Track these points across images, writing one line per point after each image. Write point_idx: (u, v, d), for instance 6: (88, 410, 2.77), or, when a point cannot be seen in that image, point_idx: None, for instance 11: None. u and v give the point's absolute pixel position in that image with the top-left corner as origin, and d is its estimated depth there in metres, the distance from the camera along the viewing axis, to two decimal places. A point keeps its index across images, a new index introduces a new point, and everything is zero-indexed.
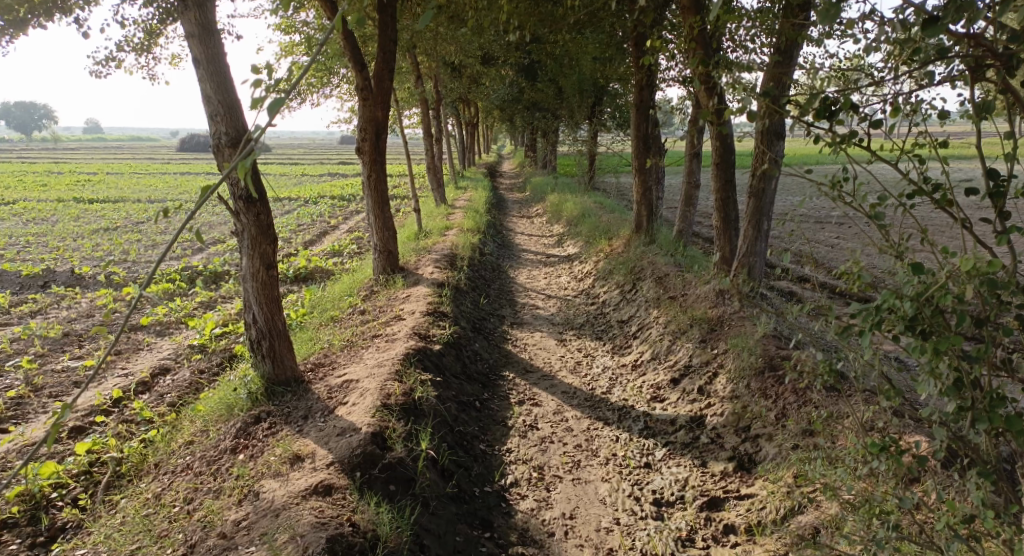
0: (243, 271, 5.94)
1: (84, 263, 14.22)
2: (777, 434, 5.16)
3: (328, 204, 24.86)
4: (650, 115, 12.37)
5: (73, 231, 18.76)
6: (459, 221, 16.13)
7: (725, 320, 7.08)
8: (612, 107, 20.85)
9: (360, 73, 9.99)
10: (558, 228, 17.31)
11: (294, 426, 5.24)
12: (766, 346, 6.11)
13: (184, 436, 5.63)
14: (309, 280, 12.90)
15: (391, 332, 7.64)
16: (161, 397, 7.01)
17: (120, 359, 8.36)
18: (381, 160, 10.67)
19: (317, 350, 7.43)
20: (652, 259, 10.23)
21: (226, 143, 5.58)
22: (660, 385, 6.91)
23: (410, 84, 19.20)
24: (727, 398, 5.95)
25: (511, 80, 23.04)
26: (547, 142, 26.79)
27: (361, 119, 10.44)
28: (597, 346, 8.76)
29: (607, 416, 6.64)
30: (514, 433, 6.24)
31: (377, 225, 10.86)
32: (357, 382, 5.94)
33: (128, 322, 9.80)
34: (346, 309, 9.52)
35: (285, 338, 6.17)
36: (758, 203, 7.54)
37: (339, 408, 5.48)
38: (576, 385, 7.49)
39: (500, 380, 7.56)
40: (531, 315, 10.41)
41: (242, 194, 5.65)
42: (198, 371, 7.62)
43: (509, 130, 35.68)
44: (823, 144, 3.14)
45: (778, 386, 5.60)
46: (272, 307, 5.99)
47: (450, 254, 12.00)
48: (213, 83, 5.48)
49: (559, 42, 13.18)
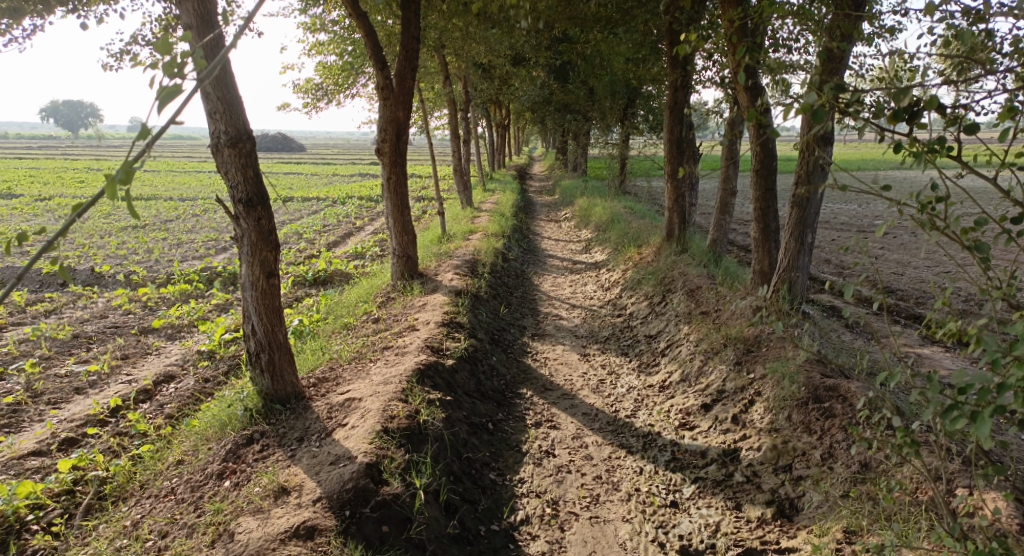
0: (242, 279, 5.58)
1: (107, 261, 14.20)
2: (824, 477, 4.57)
3: (355, 205, 24.67)
4: (684, 118, 11.80)
5: (102, 228, 18.87)
6: (485, 225, 15.70)
7: (762, 340, 6.49)
8: (645, 110, 20.20)
9: (381, 72, 9.62)
10: (586, 233, 16.76)
11: (287, 449, 4.85)
12: (810, 373, 5.51)
13: (173, 454, 5.30)
14: (328, 283, 12.61)
15: (402, 344, 7.21)
16: (160, 407, 6.73)
17: (126, 364, 8.11)
18: (401, 162, 10.28)
19: (324, 362, 7.04)
20: (684, 270, 9.62)
21: (225, 142, 5.21)
22: (690, 411, 6.34)
23: (438, 85, 18.86)
24: (765, 431, 5.36)
25: (542, 81, 22.54)
26: (578, 145, 26.16)
27: (381, 119, 10.06)
28: (622, 363, 8.20)
29: (631, 443, 6.09)
30: (528, 461, 5.74)
31: (396, 229, 10.47)
32: (360, 401, 5.52)
33: (140, 325, 9.58)
34: (360, 316, 9.13)
35: (286, 350, 5.78)
36: (802, 213, 6.93)
37: (338, 430, 5.06)
38: (599, 406, 6.95)
39: (516, 399, 7.07)
40: (554, 326, 9.88)
41: (242, 198, 5.32)
42: (202, 380, 7.30)
43: (541, 132, 35.11)
44: (900, 151, 2.59)
45: (823, 420, 5.00)
46: (272, 318, 5.61)
47: (472, 259, 11.57)
48: (213, 77, 5.09)
49: (591, 41, 12.65)
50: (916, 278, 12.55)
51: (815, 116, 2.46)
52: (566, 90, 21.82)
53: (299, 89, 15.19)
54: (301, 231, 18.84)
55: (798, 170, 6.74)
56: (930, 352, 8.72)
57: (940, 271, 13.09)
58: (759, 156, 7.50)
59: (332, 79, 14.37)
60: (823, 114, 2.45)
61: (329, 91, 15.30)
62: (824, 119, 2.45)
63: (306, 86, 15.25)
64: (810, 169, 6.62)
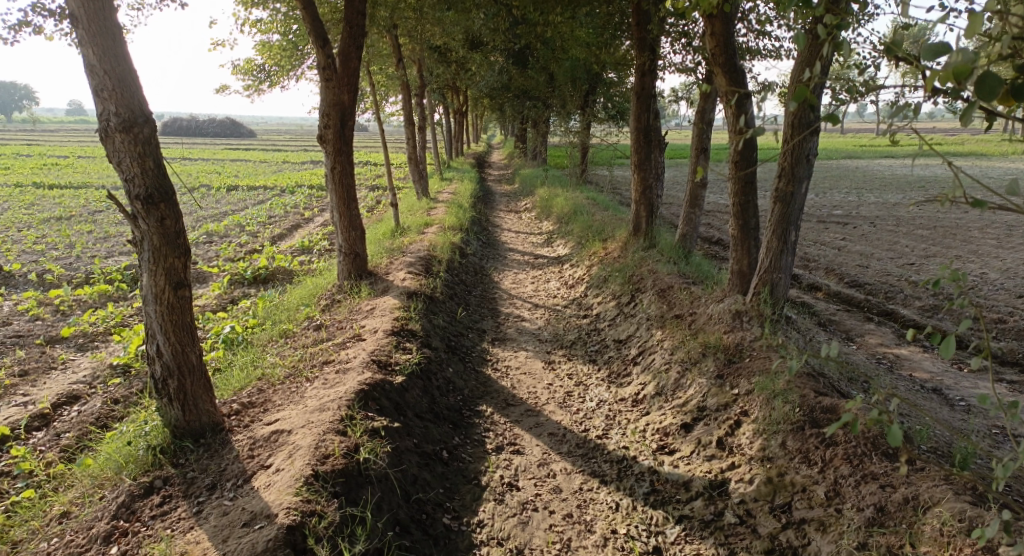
0: (144, 292, 4.63)
1: (21, 257, 12.77)
2: (833, 524, 4.03)
3: (303, 194, 23.37)
4: (651, 106, 11.12)
5: (20, 220, 17.17)
6: (441, 217, 14.82)
7: (745, 350, 5.92)
8: (606, 98, 19.52)
9: (321, 49, 8.61)
10: (547, 225, 16.05)
11: (196, 503, 4.03)
12: (803, 392, 4.94)
13: (57, 504, 4.31)
14: (270, 282, 11.54)
15: (344, 359, 6.33)
16: (56, 438, 5.68)
17: (25, 382, 6.96)
18: (346, 150, 9.32)
19: (253, 382, 6.10)
20: (653, 267, 9.00)
21: (115, 126, 4.27)
22: (668, 432, 5.69)
23: (390, 69, 17.78)
24: (757, 459, 4.76)
25: (500, 66, 21.60)
26: (538, 134, 25.35)
27: (323, 103, 9.03)
28: (591, 372, 7.51)
29: (604, 470, 5.42)
30: (489, 497, 5.02)
31: (342, 223, 9.50)
32: (289, 435, 4.65)
33: (46, 333, 8.37)
34: (300, 322, 8.18)
35: (201, 375, 4.87)
36: (785, 209, 6.13)
37: (259, 475, 4.23)
38: (567, 424, 6.24)
39: (474, 418, 6.31)
40: (516, 330, 9.11)
41: (140, 193, 4.39)
42: (110, 401, 6.25)
43: (499, 119, 34.08)
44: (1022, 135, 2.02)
45: (824, 449, 4.44)
46: (183, 337, 4.69)
47: (427, 255, 10.68)
48: (97, 47, 4.16)
49: (550, 24, 11.88)
50: (881, 271, 12.37)
51: (976, 86, 1.73)
52: (525, 76, 20.98)
53: (238, 70, 13.92)
54: (244, 223, 17.55)
55: (780, 164, 6.02)
56: (907, 353, 8.40)
57: (905, 264, 12.95)
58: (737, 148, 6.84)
59: (273, 60, 13.21)
60: (990, 80, 1.71)
61: (272, 73, 14.10)
62: (993, 87, 1.71)
63: (246, 67, 13.98)
64: (793, 162, 5.94)
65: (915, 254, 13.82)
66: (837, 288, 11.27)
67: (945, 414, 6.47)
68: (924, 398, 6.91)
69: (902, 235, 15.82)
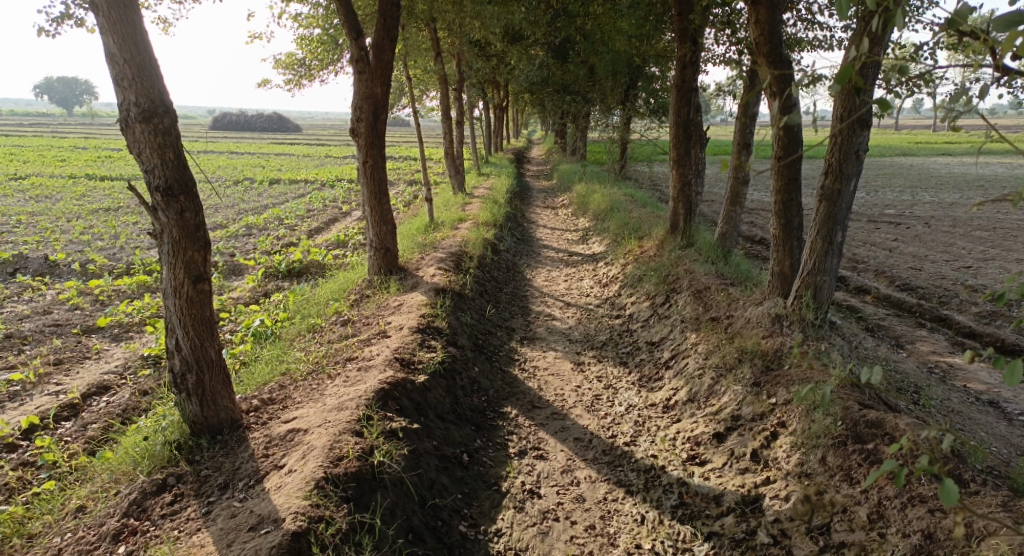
0: (164, 286, 4.60)
1: (68, 247, 13.15)
2: (875, 549, 3.73)
3: (343, 188, 23.61)
4: (692, 100, 10.72)
5: (71, 211, 17.73)
6: (476, 212, 14.68)
7: (784, 357, 5.59)
8: (647, 92, 19.08)
9: (355, 41, 8.53)
10: (583, 221, 15.77)
11: (207, 504, 4.00)
12: (846, 404, 4.60)
13: (74, 498, 4.31)
14: (303, 275, 11.60)
15: (367, 356, 6.23)
16: (82, 429, 5.73)
17: (59, 372, 7.08)
18: (379, 143, 9.22)
19: (276, 378, 6.05)
20: (690, 267, 8.66)
21: (135, 116, 4.23)
22: (699, 441, 5.41)
23: (428, 63, 17.71)
24: (794, 475, 4.46)
25: (540, 60, 21.31)
26: (578, 129, 25.00)
27: (356, 96, 8.95)
28: (621, 375, 7.25)
29: (630, 479, 5.18)
30: (508, 504, 4.85)
31: (373, 218, 9.42)
32: (305, 434, 4.58)
33: (84, 323, 8.54)
34: (329, 317, 8.13)
35: (220, 370, 4.81)
36: (831, 208, 5.75)
37: (271, 476, 4.18)
38: (593, 429, 6.01)
39: (498, 420, 6.13)
40: (546, 328, 8.91)
41: (159, 185, 4.33)
42: (138, 393, 6.29)
43: (539, 114, 33.80)
44: None
45: (867, 467, 4.12)
46: (202, 331, 4.63)
47: (459, 251, 10.55)
48: (117, 36, 4.11)
49: (591, 15, 11.58)
50: (935, 274, 11.72)
51: None
52: (565, 70, 20.67)
53: (279, 65, 14.02)
54: (282, 216, 17.76)
55: (826, 159, 5.65)
56: (963, 362, 7.87)
57: (960, 266, 12.26)
58: (780, 142, 6.48)
59: (312, 54, 13.25)
60: None
61: (311, 68, 14.16)
62: None
63: (287, 61, 14.06)
64: (841, 157, 5.57)
65: (972, 256, 13.06)
66: (888, 291, 10.71)
67: (1004, 430, 5.99)
68: (979, 412, 6.44)
69: (958, 236, 15.00)
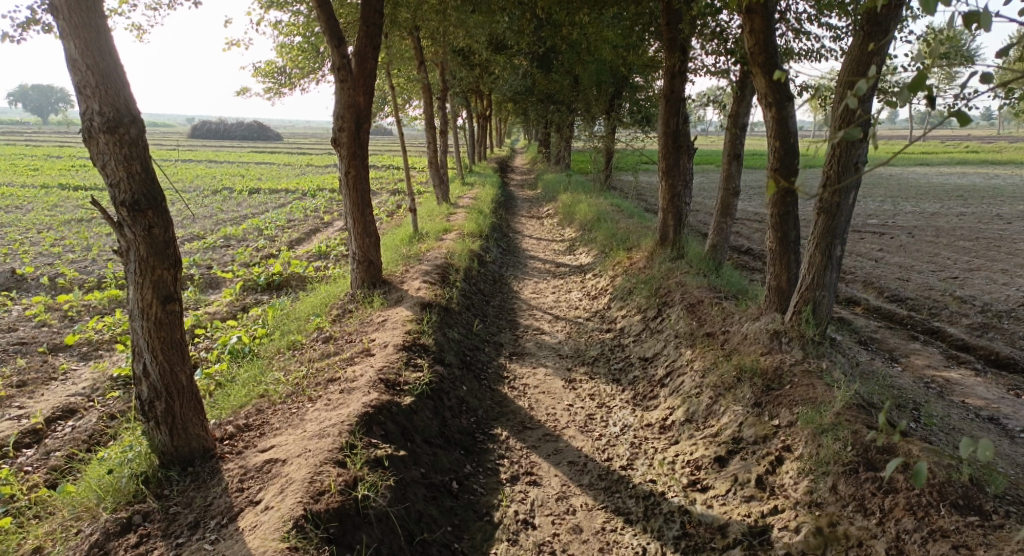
0: (131, 307, 4.27)
1: (37, 260, 12.62)
2: None
3: (325, 198, 23.17)
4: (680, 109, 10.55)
5: (41, 221, 17.12)
6: (461, 223, 14.40)
7: (785, 376, 5.38)
8: (632, 102, 18.99)
9: (336, 48, 8.25)
10: (569, 231, 15.57)
11: (176, 547, 3.70)
12: (855, 427, 4.41)
13: (29, 537, 3.94)
14: (283, 288, 11.23)
15: (350, 376, 5.91)
16: (43, 458, 5.34)
17: (21, 395, 6.66)
18: (362, 153, 8.91)
19: (253, 400, 5.70)
20: (681, 280, 8.46)
21: (99, 126, 3.92)
22: (700, 465, 5.18)
23: (411, 72, 17.46)
24: (803, 504, 4.25)
25: (524, 70, 21.18)
26: (562, 138, 24.86)
27: (338, 104, 8.66)
28: (614, 392, 7.00)
29: (629, 507, 4.93)
30: (501, 537, 4.59)
31: (355, 230, 9.10)
32: (283, 465, 4.28)
33: (50, 341, 8.10)
34: (310, 333, 7.79)
35: (192, 396, 4.48)
36: (830, 221, 5.57)
37: (246, 513, 3.90)
38: (588, 452, 5.76)
39: (488, 443, 5.85)
40: (535, 343, 8.64)
41: (126, 200, 4.02)
42: (105, 418, 5.91)
43: (522, 123, 33.60)
44: None
45: (881, 496, 3.93)
46: (171, 355, 4.30)
47: (444, 263, 10.27)
48: (79, 39, 3.80)
49: (577, 25, 11.42)
50: (923, 285, 11.68)
51: None
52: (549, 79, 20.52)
53: (259, 73, 13.67)
54: (262, 226, 17.33)
55: (825, 171, 5.48)
56: (958, 376, 7.75)
57: (947, 277, 12.25)
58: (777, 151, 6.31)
59: (293, 62, 12.94)
60: None
61: (291, 76, 13.83)
62: None
63: (266, 69, 13.73)
64: (840, 170, 5.41)
65: (958, 266, 13.06)
66: (878, 302, 10.62)
67: (1006, 448, 5.86)
68: (980, 429, 6.29)
69: (942, 246, 15.03)
